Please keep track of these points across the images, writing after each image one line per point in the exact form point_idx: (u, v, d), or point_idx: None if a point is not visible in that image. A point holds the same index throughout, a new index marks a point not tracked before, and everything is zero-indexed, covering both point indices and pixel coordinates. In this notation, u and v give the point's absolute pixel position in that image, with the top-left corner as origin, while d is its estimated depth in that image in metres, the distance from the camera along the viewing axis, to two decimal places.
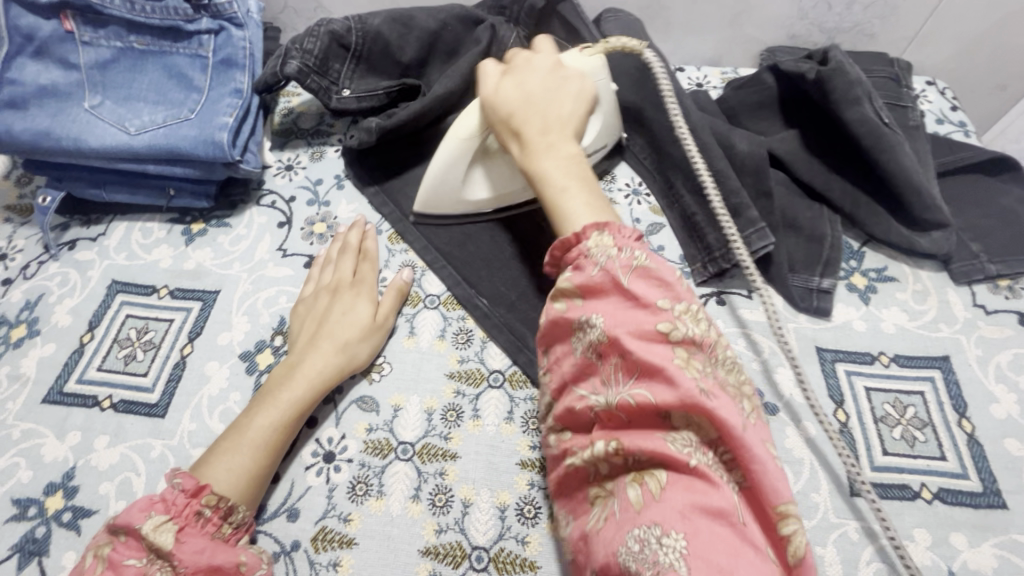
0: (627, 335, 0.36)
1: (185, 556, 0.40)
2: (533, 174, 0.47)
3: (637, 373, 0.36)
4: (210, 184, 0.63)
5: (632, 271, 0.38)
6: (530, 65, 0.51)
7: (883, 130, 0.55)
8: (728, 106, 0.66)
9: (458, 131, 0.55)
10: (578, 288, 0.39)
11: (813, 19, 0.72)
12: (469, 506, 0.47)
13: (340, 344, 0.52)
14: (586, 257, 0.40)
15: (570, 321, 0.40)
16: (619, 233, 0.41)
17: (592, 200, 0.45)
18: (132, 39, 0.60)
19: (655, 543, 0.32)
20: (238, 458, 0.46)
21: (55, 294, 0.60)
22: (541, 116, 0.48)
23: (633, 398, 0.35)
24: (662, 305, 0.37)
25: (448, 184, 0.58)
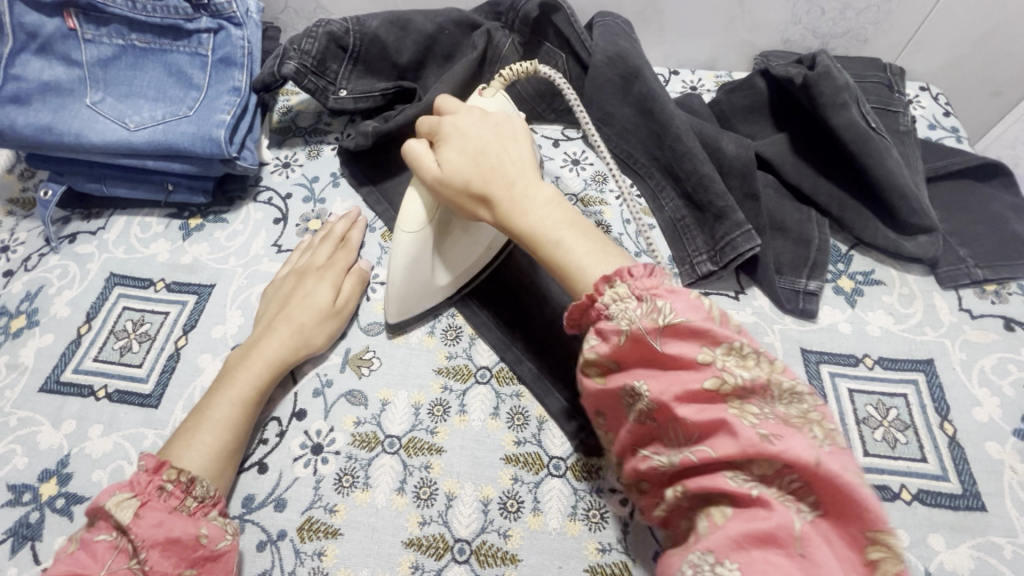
0: (671, 398, 0.35)
1: (143, 530, 0.41)
2: (527, 236, 0.43)
3: (691, 431, 0.34)
4: (208, 180, 0.64)
5: (661, 330, 0.35)
6: (456, 127, 0.47)
7: (869, 135, 0.56)
8: (719, 110, 0.67)
9: (409, 225, 0.50)
10: (609, 358, 0.38)
11: (807, 24, 0.72)
12: (453, 499, 0.48)
13: (297, 327, 0.54)
14: (607, 322, 0.38)
15: (616, 387, 0.38)
16: (632, 279, 0.37)
17: (595, 246, 0.42)
18: (133, 37, 0.61)
19: (710, 572, 0.31)
20: (200, 436, 0.47)
21: (54, 286, 0.62)
22: (505, 174, 0.45)
23: (689, 455, 0.34)
24: (702, 357, 0.34)
25: (418, 278, 0.53)
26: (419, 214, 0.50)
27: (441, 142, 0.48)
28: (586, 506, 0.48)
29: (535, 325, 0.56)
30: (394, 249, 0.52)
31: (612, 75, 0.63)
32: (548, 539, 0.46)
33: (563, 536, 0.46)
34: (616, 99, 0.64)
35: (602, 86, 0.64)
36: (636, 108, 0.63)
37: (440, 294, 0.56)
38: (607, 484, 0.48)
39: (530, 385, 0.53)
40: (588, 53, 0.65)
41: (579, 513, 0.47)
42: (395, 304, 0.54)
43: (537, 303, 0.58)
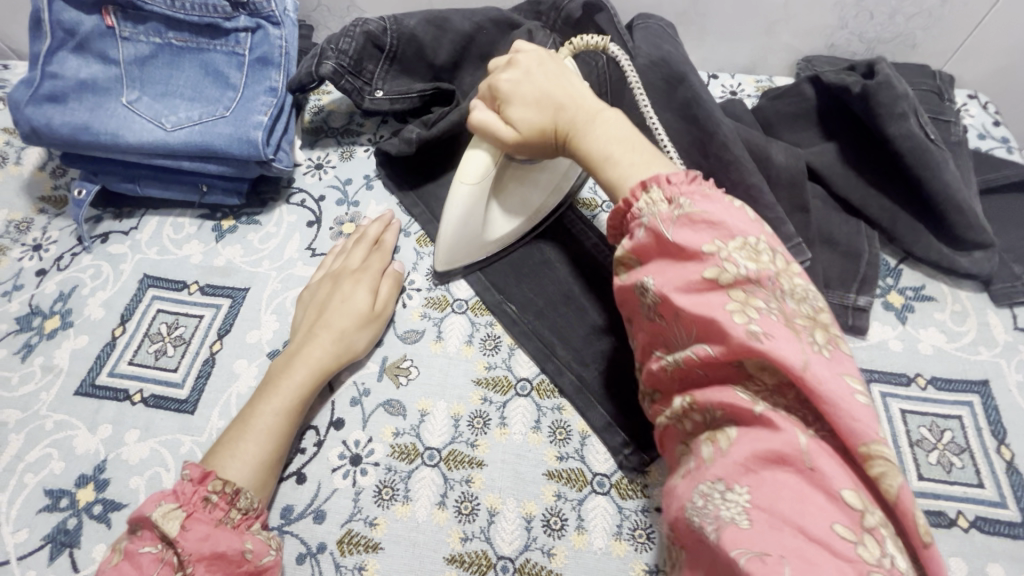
0: (673, 291, 0.34)
1: (189, 543, 0.41)
2: (588, 153, 0.43)
3: (692, 328, 0.33)
4: (242, 182, 0.63)
5: (676, 220, 0.35)
6: (514, 65, 0.47)
7: (927, 147, 0.54)
8: (763, 117, 0.65)
9: (467, 178, 0.50)
10: (633, 254, 0.37)
11: (854, 29, 0.70)
12: (495, 515, 0.47)
13: (338, 332, 0.53)
14: (634, 220, 0.37)
15: (634, 284, 0.37)
16: (670, 184, 0.36)
17: (643, 156, 0.40)
18: (171, 35, 0.60)
19: (718, 499, 0.31)
20: (243, 445, 0.47)
21: (87, 286, 0.61)
22: (569, 99, 0.44)
23: (694, 354, 0.33)
24: (708, 248, 0.33)
25: (467, 232, 0.54)
26: (479, 168, 0.50)
27: (502, 88, 0.46)
28: (632, 526, 0.46)
29: (577, 337, 0.55)
30: (448, 202, 0.52)
31: (655, 80, 0.61)
32: (594, 559, 0.45)
33: (607, 555, 0.45)
34: (660, 104, 0.61)
35: (646, 91, 0.61)
36: (680, 114, 0.60)
37: (485, 249, 0.57)
38: (653, 503, 0.47)
39: (572, 399, 0.52)
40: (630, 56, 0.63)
41: (625, 532, 0.46)
42: (444, 256, 0.56)
43: (578, 312, 0.57)
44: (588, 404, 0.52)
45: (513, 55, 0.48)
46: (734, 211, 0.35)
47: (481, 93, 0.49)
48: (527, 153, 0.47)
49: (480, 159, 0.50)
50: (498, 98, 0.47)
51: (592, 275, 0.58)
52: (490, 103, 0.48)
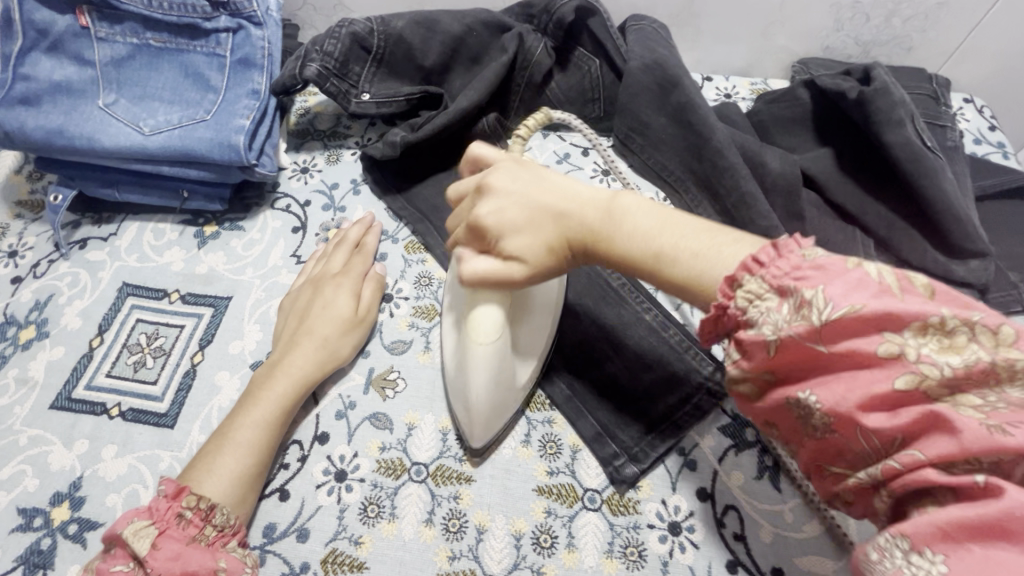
0: (854, 404, 0.27)
1: (159, 563, 0.40)
2: (636, 257, 0.36)
3: (890, 438, 0.27)
4: (224, 188, 0.61)
5: (821, 331, 0.27)
6: (485, 193, 0.42)
7: (925, 154, 0.53)
8: (759, 120, 0.64)
9: (482, 334, 0.44)
10: (764, 369, 0.30)
11: (850, 30, 0.69)
12: (484, 532, 0.46)
13: (320, 340, 0.52)
14: (749, 331, 0.30)
15: (780, 401, 0.30)
16: (766, 271, 0.30)
17: (701, 238, 0.35)
18: (148, 35, 0.58)
19: (899, 559, 0.25)
20: (222, 460, 0.45)
21: (64, 295, 0.59)
22: (568, 203, 0.40)
23: (888, 468, 0.27)
24: (887, 350, 0.26)
25: (503, 380, 0.46)
26: (494, 318, 0.44)
27: (486, 222, 0.40)
28: (623, 543, 0.45)
29: (568, 343, 0.55)
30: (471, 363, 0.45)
31: (648, 83, 0.60)
32: None
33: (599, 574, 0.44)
34: (653, 108, 0.61)
35: (638, 94, 0.61)
36: (672, 119, 0.60)
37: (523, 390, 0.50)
38: (646, 520, 0.46)
39: (563, 411, 0.51)
40: (625, 60, 0.62)
41: (616, 550, 0.45)
42: (482, 418, 0.46)
43: (569, 317, 0.56)
44: (578, 416, 0.51)
45: (481, 177, 0.43)
46: (883, 286, 0.27)
47: (464, 237, 0.43)
48: (547, 273, 0.41)
49: (490, 311, 0.44)
50: (485, 239, 0.41)
51: (584, 282, 0.57)
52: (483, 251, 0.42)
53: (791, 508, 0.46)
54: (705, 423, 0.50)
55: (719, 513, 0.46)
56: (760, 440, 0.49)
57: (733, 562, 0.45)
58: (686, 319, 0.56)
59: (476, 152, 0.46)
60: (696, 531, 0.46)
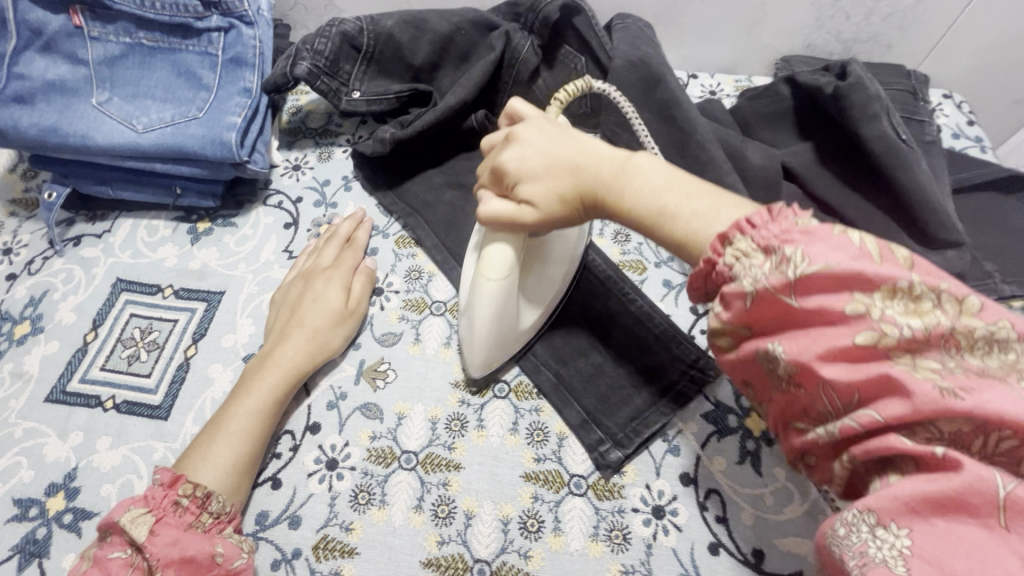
0: (815, 357, 0.28)
1: (157, 548, 0.41)
2: (637, 213, 0.37)
3: (849, 395, 0.27)
4: (217, 184, 0.62)
5: (794, 285, 0.28)
6: (512, 142, 0.44)
7: (898, 147, 0.54)
8: (741, 117, 0.66)
9: (492, 272, 0.47)
10: (738, 322, 0.31)
11: (831, 28, 0.71)
12: (472, 518, 0.47)
13: (311, 331, 0.53)
14: (729, 285, 0.31)
15: (752, 355, 0.31)
16: (754, 228, 0.30)
17: (706, 201, 0.35)
18: (141, 35, 0.59)
19: (865, 533, 0.26)
20: (216, 448, 0.46)
21: (59, 291, 0.60)
22: (584, 157, 0.41)
23: (846, 425, 0.28)
24: (852, 310, 0.27)
25: (505, 322, 0.49)
26: (504, 258, 0.47)
27: (508, 166, 0.43)
28: (608, 526, 0.46)
29: (555, 334, 0.56)
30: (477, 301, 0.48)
31: (633, 80, 0.61)
32: (570, 561, 0.45)
33: (585, 557, 0.45)
34: (638, 104, 0.62)
35: (624, 90, 0.61)
36: (657, 114, 0.61)
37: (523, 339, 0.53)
38: (630, 504, 0.47)
39: (550, 399, 0.52)
40: (610, 56, 0.63)
41: (601, 533, 0.46)
42: (481, 356, 0.50)
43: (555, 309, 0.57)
44: (564, 404, 0.52)
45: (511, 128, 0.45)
46: (863, 251, 0.27)
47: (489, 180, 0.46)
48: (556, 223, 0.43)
49: (502, 251, 0.47)
50: (504, 182, 0.44)
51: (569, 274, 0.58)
52: (501, 195, 0.44)
53: (771, 491, 0.47)
54: (688, 410, 0.51)
55: (702, 497, 0.47)
56: (742, 426, 0.50)
57: (715, 544, 0.46)
58: (671, 309, 0.57)
59: (511, 107, 0.48)
60: (679, 514, 0.47)
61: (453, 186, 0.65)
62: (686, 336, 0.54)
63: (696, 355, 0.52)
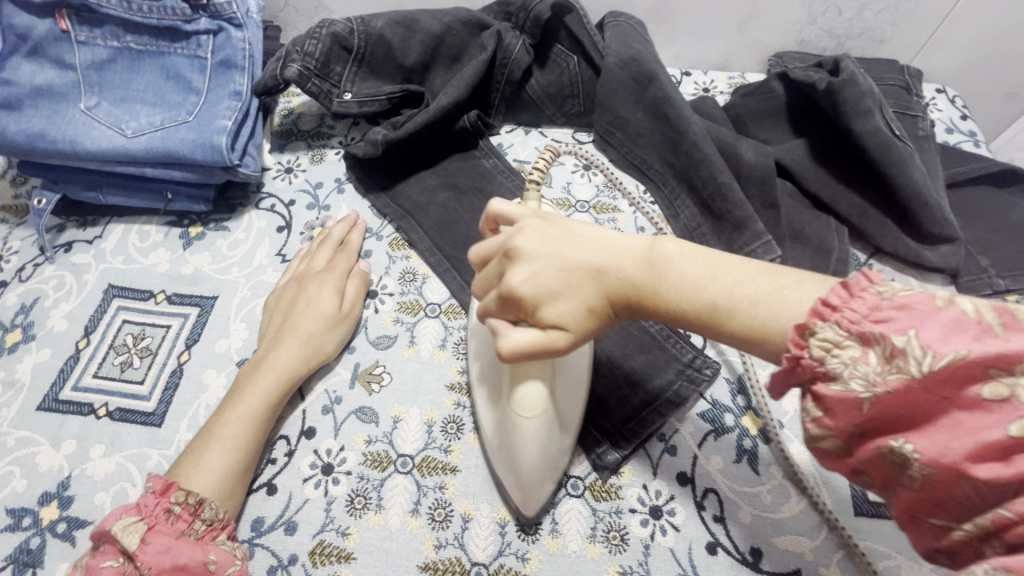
0: (961, 458, 0.24)
1: (149, 556, 0.41)
2: (688, 310, 0.35)
3: (1016, 499, 0.23)
4: (208, 188, 0.62)
5: (915, 377, 0.25)
6: (515, 259, 0.38)
7: (892, 142, 0.54)
8: (734, 114, 0.65)
9: (528, 409, 0.41)
10: (851, 421, 0.28)
11: (823, 24, 0.70)
12: (469, 521, 0.47)
13: (305, 336, 0.52)
14: (829, 385, 0.28)
15: (873, 454, 0.27)
16: (847, 313, 0.28)
17: (757, 280, 0.33)
18: (128, 38, 0.59)
19: None
20: (209, 456, 0.46)
21: (50, 298, 0.59)
22: (604, 261, 0.37)
23: (1019, 534, 0.23)
24: (993, 393, 0.24)
25: (548, 447, 0.44)
26: (540, 392, 0.41)
27: (521, 292, 0.37)
28: (606, 527, 0.46)
29: None
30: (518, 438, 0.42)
31: (625, 78, 0.61)
32: (568, 563, 0.45)
33: (582, 558, 0.45)
34: (631, 102, 0.62)
35: (616, 88, 0.62)
36: (650, 112, 0.61)
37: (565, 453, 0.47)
38: (628, 504, 0.47)
39: None
40: (602, 55, 0.63)
41: (598, 534, 0.46)
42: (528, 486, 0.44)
43: None
44: None
45: (506, 241, 0.39)
46: (980, 322, 0.25)
47: (497, 309, 0.39)
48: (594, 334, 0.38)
49: (535, 384, 0.41)
50: (521, 309, 0.37)
51: None
52: (523, 324, 0.38)
53: (768, 490, 0.47)
54: (685, 409, 0.51)
55: (699, 496, 0.47)
56: (739, 425, 0.50)
57: (713, 543, 0.46)
58: None
59: (494, 209, 0.42)
60: (677, 514, 0.47)
61: (447, 187, 0.65)
62: (681, 335, 0.54)
63: (692, 354, 0.52)
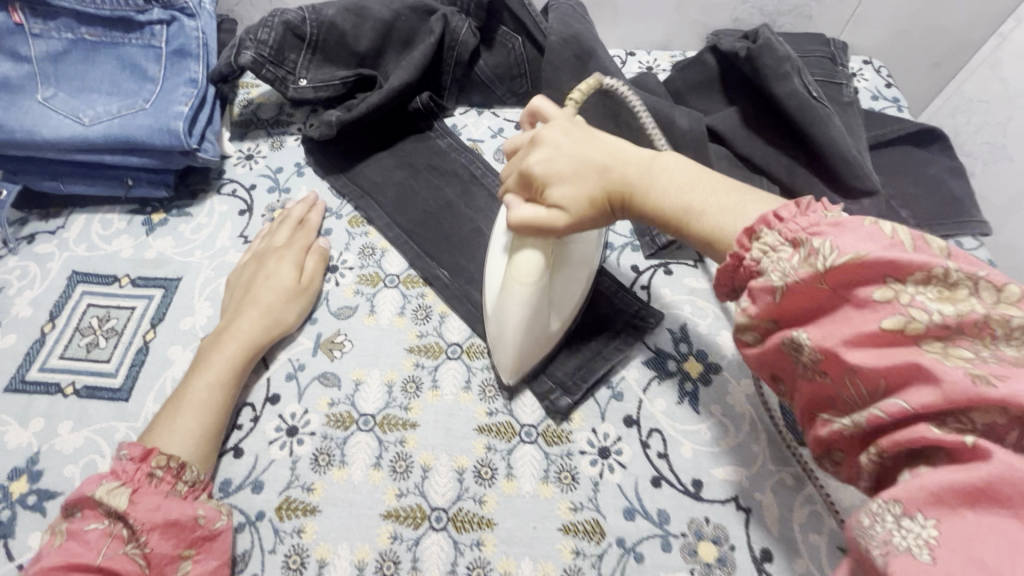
0: (840, 343, 0.29)
1: (140, 514, 0.42)
2: (663, 210, 0.38)
3: (876, 383, 0.28)
4: (168, 174, 0.64)
5: (823, 275, 0.29)
6: (537, 145, 0.43)
7: (811, 104, 0.58)
8: (674, 88, 0.69)
9: (521, 277, 0.46)
10: (766, 316, 0.32)
11: (754, 2, 0.75)
12: (428, 470, 0.49)
13: (265, 308, 0.54)
14: (757, 279, 0.32)
15: (779, 345, 0.32)
16: (783, 222, 0.31)
17: (730, 194, 0.36)
18: (83, 30, 0.60)
19: (889, 523, 0.25)
20: (180, 420, 0.48)
21: (15, 287, 0.61)
22: (608, 158, 0.41)
23: (873, 416, 0.28)
24: (881, 295, 0.28)
25: (535, 331, 0.49)
26: (534, 267, 0.46)
27: (534, 171, 0.42)
28: (558, 469, 0.49)
29: None
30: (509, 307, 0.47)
31: (567, 56, 0.65)
32: (522, 502, 0.48)
33: (536, 498, 0.48)
34: (573, 80, 0.65)
35: (559, 67, 0.65)
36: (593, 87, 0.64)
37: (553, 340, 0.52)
38: (578, 447, 0.50)
39: None
40: (545, 35, 0.67)
41: (551, 475, 0.49)
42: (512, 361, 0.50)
43: None
44: None
45: (535, 132, 0.44)
46: (892, 240, 0.28)
47: (517, 185, 0.45)
48: (588, 219, 0.42)
49: (532, 258, 0.46)
50: (532, 186, 0.43)
51: None
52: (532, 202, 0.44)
53: (708, 427, 0.51)
54: (631, 358, 0.55)
55: (644, 435, 0.51)
56: (680, 369, 0.54)
57: (657, 478, 0.49)
58: (613, 269, 0.60)
59: (536, 106, 0.48)
60: (623, 453, 0.50)
61: (403, 167, 0.67)
62: (626, 289, 0.57)
63: (638, 306, 0.56)
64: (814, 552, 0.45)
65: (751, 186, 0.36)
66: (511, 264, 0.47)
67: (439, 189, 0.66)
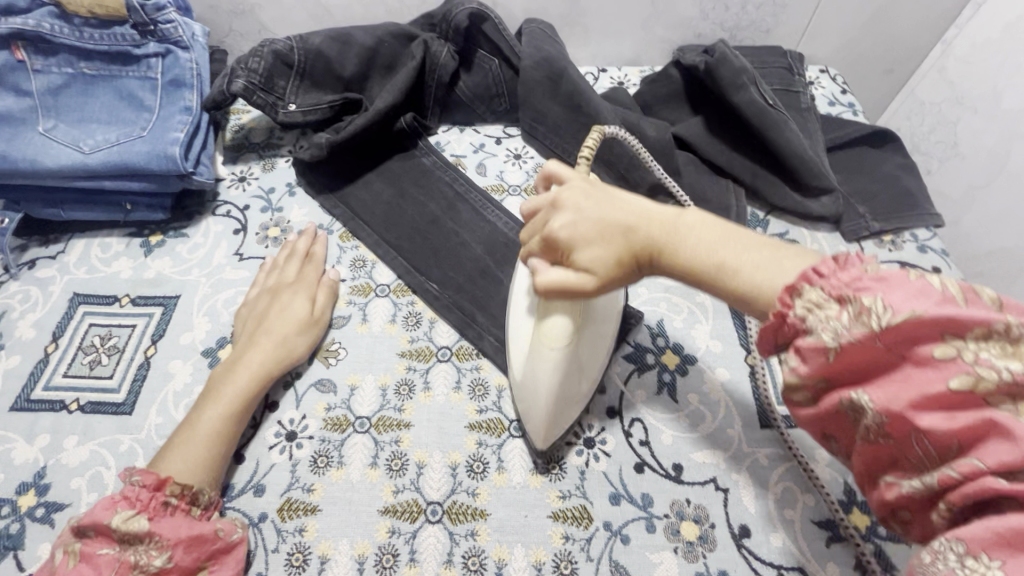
0: (905, 406, 0.29)
1: (165, 533, 0.45)
2: (701, 271, 0.38)
3: (946, 443, 0.28)
4: (166, 198, 0.67)
5: (878, 335, 0.30)
6: (559, 209, 0.43)
7: (767, 110, 0.63)
8: (643, 100, 0.74)
9: (552, 342, 0.47)
10: (816, 377, 0.33)
11: (714, 19, 0.80)
12: (423, 467, 0.52)
13: (279, 338, 0.56)
14: (806, 338, 0.32)
15: (834, 407, 0.33)
16: (825, 278, 0.32)
17: (761, 251, 0.37)
18: (82, 65, 0.64)
19: (954, 562, 0.26)
20: (191, 447, 0.49)
21: (17, 310, 0.63)
22: (635, 219, 0.41)
23: (944, 474, 0.28)
24: (942, 353, 0.28)
25: (567, 389, 0.49)
26: (566, 331, 0.46)
27: (560, 235, 0.42)
28: (546, 460, 0.52)
29: (492, 304, 0.61)
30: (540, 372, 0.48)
31: (540, 78, 0.70)
32: (513, 492, 0.50)
33: (526, 487, 0.51)
34: (548, 99, 0.70)
35: (533, 87, 0.70)
36: (566, 105, 0.69)
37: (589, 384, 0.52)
38: (564, 439, 0.53)
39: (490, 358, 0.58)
40: (519, 57, 0.71)
41: (539, 466, 0.52)
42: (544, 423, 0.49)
43: (492, 283, 0.63)
44: (501, 363, 0.57)
45: (555, 193, 0.43)
46: (946, 296, 0.29)
47: (540, 248, 0.44)
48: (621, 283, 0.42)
49: (562, 324, 0.46)
50: (557, 250, 0.43)
51: (501, 246, 0.65)
52: (560, 266, 0.43)
53: (687, 414, 0.54)
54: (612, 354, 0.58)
55: (626, 425, 0.54)
56: (658, 362, 0.57)
57: (640, 463, 0.52)
58: None
59: (550, 170, 0.48)
60: (607, 443, 0.53)
61: (391, 186, 0.71)
62: None
63: None
64: (788, 525, 0.48)
65: (783, 243, 0.37)
66: (539, 328, 0.47)
67: (425, 205, 0.69)
